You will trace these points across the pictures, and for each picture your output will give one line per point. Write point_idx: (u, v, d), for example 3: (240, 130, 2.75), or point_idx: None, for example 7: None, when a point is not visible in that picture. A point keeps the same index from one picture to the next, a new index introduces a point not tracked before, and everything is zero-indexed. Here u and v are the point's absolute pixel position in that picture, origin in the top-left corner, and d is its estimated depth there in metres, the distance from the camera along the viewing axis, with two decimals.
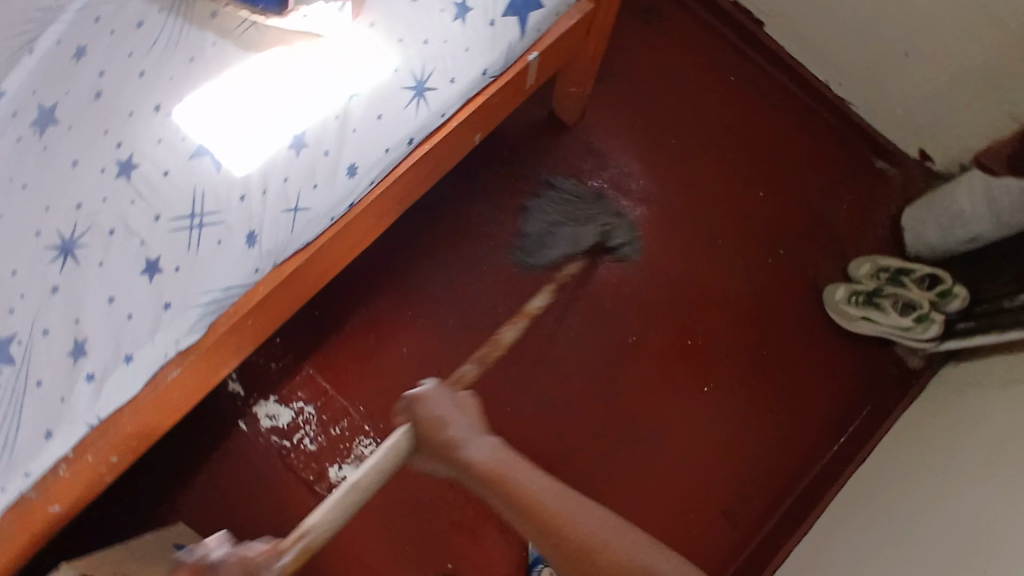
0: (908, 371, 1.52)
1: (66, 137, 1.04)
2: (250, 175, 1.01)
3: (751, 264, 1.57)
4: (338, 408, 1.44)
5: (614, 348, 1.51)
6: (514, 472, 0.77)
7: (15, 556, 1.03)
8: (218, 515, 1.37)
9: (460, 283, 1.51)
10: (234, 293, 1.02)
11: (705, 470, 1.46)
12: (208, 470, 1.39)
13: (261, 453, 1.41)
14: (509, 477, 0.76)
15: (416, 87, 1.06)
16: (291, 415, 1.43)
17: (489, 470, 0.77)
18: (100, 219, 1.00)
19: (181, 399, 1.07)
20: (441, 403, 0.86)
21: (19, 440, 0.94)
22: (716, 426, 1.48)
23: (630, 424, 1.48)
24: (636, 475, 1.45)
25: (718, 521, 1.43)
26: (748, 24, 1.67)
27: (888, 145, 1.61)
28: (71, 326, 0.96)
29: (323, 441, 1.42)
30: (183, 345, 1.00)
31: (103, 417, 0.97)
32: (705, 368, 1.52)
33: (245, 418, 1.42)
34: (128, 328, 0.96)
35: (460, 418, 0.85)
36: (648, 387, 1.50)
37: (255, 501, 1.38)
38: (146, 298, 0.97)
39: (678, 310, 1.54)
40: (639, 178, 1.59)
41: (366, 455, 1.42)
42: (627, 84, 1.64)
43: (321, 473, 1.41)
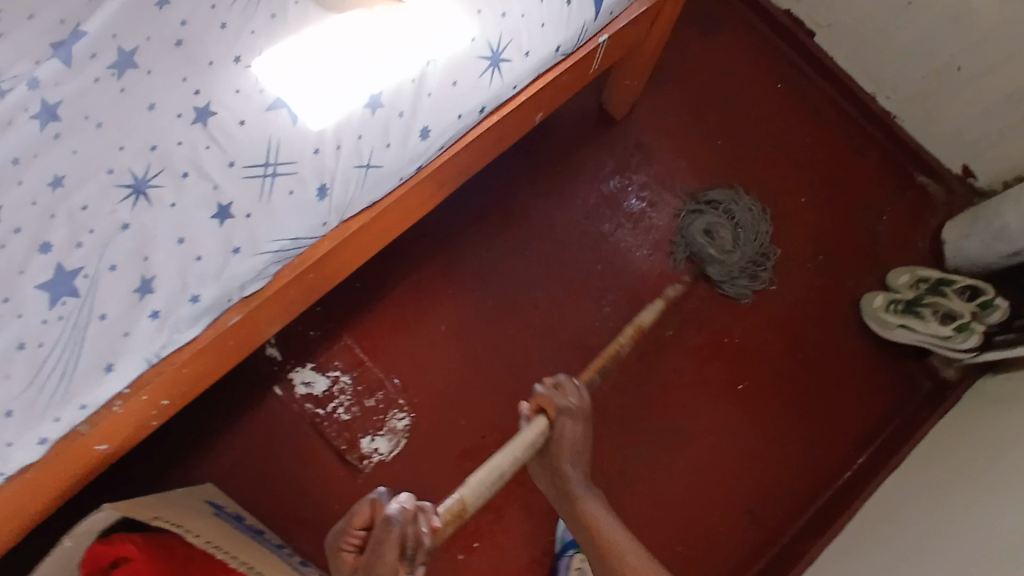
0: (941, 383, 1.53)
1: (144, 80, 1.05)
2: (325, 130, 1.02)
3: (791, 268, 1.58)
4: (374, 379, 1.44)
5: (652, 340, 1.51)
6: (611, 532, 0.91)
7: (60, 489, 1.04)
8: (247, 476, 1.37)
9: (503, 265, 1.53)
10: (300, 244, 1.03)
11: (735, 469, 1.45)
12: (240, 431, 1.39)
13: (294, 419, 1.41)
14: (610, 535, 0.90)
15: (492, 58, 1.08)
16: (327, 384, 1.42)
17: (596, 522, 0.92)
18: (174, 161, 1.00)
19: (234, 348, 1.08)
20: (577, 428, 0.99)
21: (76, 371, 0.94)
22: (750, 425, 1.48)
23: (664, 418, 1.46)
24: (665, 468, 1.43)
25: (745, 519, 1.42)
26: (802, 35, 1.70)
27: (931, 161, 1.64)
28: (138, 263, 0.96)
29: (357, 412, 1.42)
30: (248, 292, 1.02)
31: (162, 356, 0.98)
32: (740, 366, 1.51)
33: (281, 383, 1.42)
34: (196, 269, 0.97)
35: (581, 453, 0.99)
36: (683, 381, 1.49)
37: (284, 466, 1.38)
38: (215, 241, 0.98)
39: (718, 307, 1.54)
40: (684, 176, 1.61)
41: (399, 429, 1.42)
42: (679, 84, 1.67)
43: (353, 442, 1.40)
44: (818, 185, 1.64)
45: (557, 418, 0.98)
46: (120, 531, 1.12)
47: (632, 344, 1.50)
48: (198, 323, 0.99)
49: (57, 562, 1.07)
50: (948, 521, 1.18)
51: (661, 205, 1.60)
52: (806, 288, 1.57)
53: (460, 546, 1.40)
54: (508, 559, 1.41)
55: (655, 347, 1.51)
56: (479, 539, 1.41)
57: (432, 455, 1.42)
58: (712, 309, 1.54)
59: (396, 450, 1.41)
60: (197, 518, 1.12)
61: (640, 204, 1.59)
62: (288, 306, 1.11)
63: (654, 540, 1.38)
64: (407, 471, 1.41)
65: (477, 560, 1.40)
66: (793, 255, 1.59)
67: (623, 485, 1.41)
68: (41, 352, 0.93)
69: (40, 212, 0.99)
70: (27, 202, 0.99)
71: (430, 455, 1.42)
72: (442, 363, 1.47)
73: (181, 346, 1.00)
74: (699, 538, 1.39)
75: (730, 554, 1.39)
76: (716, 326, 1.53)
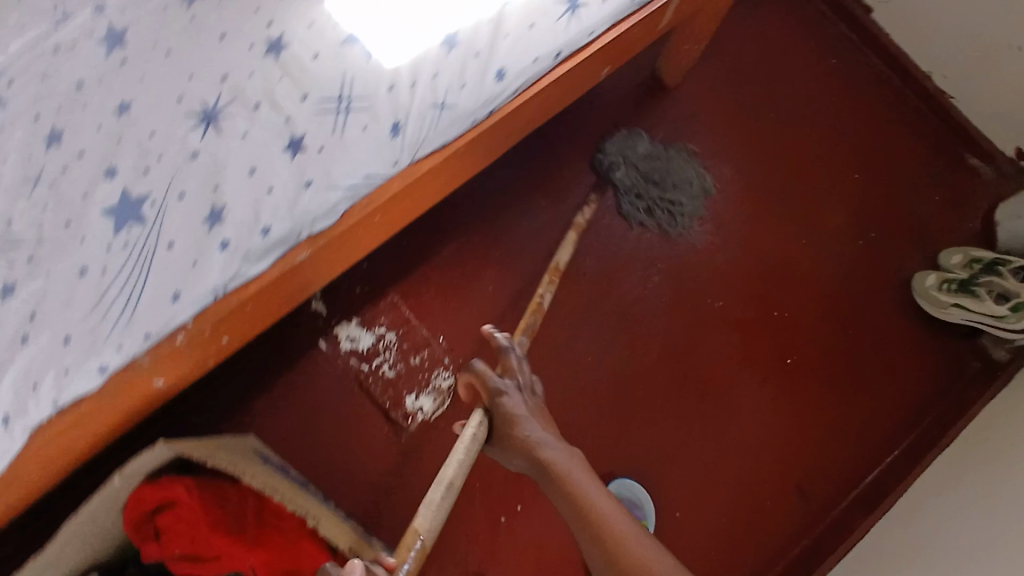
0: (991, 363, 1.51)
1: (214, 10, 1.02)
2: (400, 67, 1.00)
3: (840, 245, 1.56)
4: (420, 337, 1.43)
5: (700, 311, 1.50)
6: (578, 480, 0.93)
7: (111, 426, 1.01)
8: (292, 428, 1.37)
9: (551, 229, 1.51)
10: (372, 183, 1.01)
11: (780, 444, 1.46)
12: (285, 383, 1.39)
13: (339, 374, 1.40)
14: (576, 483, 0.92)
15: (568, 2, 1.06)
16: (372, 340, 1.42)
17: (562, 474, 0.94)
18: (245, 92, 0.98)
19: (298, 286, 1.07)
20: (515, 405, 1.03)
21: (142, 300, 0.91)
22: (794, 400, 1.48)
23: (710, 389, 1.47)
24: (710, 440, 1.44)
25: (785, 495, 1.43)
26: (858, 11, 1.68)
27: (985, 141, 1.62)
28: (209, 192, 0.94)
29: (402, 369, 1.42)
30: (317, 229, 0.99)
31: (228, 288, 0.96)
32: (787, 342, 1.51)
33: (325, 336, 1.41)
34: (268, 201, 0.95)
35: (534, 423, 1.02)
36: (729, 354, 1.49)
37: (328, 420, 1.38)
38: (288, 174, 0.96)
39: (765, 282, 1.53)
40: (735, 147, 1.59)
41: (443, 388, 1.42)
42: (731, 55, 1.65)
43: (397, 399, 1.40)
44: (869, 162, 1.62)
45: (494, 404, 1.01)
46: (167, 474, 1.09)
47: (675, 314, 1.49)
48: (268, 257, 0.98)
49: (103, 502, 1.03)
50: (1001, 490, 1.18)
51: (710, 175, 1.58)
52: (855, 266, 1.56)
53: (502, 509, 1.39)
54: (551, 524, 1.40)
55: (702, 318, 1.50)
56: (523, 503, 1.39)
57: (476, 416, 1.41)
58: (758, 282, 1.53)
59: (441, 409, 1.41)
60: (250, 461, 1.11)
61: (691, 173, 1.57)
62: (353, 248, 1.10)
63: (694, 510, 1.40)
64: (450, 431, 1.40)
65: (520, 525, 1.38)
66: (842, 231, 1.57)
67: (664, 454, 1.43)
68: (105, 279, 0.91)
69: (105, 136, 0.96)
70: (92, 126, 0.96)
71: (474, 416, 1.41)
72: (487, 324, 1.45)
73: (247, 281, 0.98)
74: (743, 510, 1.41)
75: (769, 528, 1.41)
76: (763, 300, 1.52)
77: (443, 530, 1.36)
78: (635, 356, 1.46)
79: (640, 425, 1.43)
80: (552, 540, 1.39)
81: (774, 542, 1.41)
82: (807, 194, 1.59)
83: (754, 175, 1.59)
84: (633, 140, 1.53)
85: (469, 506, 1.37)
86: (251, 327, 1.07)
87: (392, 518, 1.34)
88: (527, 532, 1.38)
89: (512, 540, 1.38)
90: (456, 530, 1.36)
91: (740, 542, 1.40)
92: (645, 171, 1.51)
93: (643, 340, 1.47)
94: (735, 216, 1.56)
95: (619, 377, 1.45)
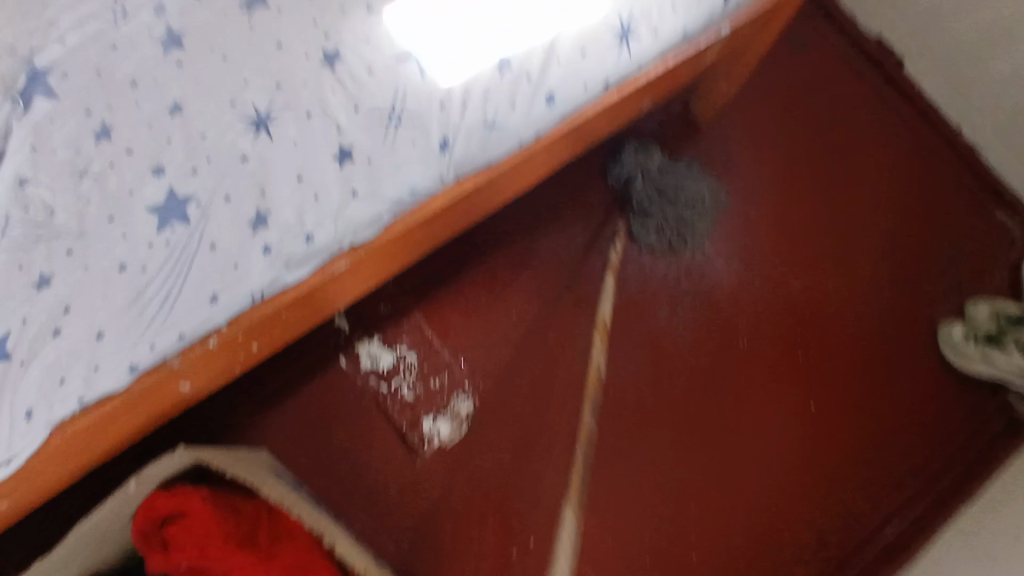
0: (1017, 419, 1.49)
1: (273, 19, 1.03)
2: (453, 87, 1.01)
3: (867, 290, 1.56)
4: (441, 360, 1.41)
5: (724, 349, 1.49)
6: None
7: (132, 429, 0.99)
8: (307, 442, 1.35)
9: (580, 258, 1.51)
10: (417, 198, 1.01)
11: (800, 488, 1.42)
12: (303, 396, 1.37)
13: (357, 393, 1.39)
14: None
15: (621, 33, 1.08)
16: (392, 360, 1.41)
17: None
18: (298, 100, 0.98)
19: (333, 296, 1.06)
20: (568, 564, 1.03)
21: (179, 299, 0.90)
22: (817, 447, 1.45)
23: (730, 428, 1.45)
24: (729, 480, 1.41)
25: (807, 545, 1.39)
26: (889, 64, 1.71)
27: (1014, 197, 1.63)
28: (255, 196, 0.94)
29: (421, 391, 1.40)
30: (359, 239, 0.99)
31: (267, 295, 0.94)
32: (811, 386, 1.49)
33: (346, 354, 1.40)
34: (314, 208, 0.95)
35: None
36: (751, 395, 1.47)
37: (344, 436, 1.36)
38: (335, 183, 0.96)
39: (790, 325, 1.52)
40: (765, 189, 1.61)
41: (462, 413, 1.39)
42: (763, 100, 1.68)
43: (415, 422, 1.37)
44: (897, 210, 1.63)
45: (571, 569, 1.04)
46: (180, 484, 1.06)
47: (699, 353, 1.48)
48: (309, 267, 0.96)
49: (113, 507, 1.00)
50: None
51: (739, 215, 1.58)
52: (881, 313, 1.55)
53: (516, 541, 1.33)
54: None
55: (726, 357, 1.48)
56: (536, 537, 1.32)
57: (494, 443, 1.38)
58: (783, 328, 1.52)
59: (458, 434, 1.38)
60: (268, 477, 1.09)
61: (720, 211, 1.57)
62: (390, 261, 1.10)
63: (713, 556, 1.36)
64: (466, 457, 1.37)
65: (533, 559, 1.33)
66: (869, 278, 1.57)
67: (683, 495, 1.39)
68: (143, 277, 0.90)
69: (154, 134, 0.96)
70: (143, 124, 0.97)
71: (492, 442, 1.38)
72: (510, 350, 1.44)
73: (285, 287, 0.96)
74: (761, 556, 1.37)
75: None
76: (788, 343, 1.51)
77: (454, 559, 1.31)
78: (657, 391, 1.45)
79: (660, 463, 1.41)
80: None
81: None
82: (834, 239, 1.59)
83: (783, 217, 1.59)
84: (648, 152, 1.52)
85: (482, 536, 1.32)
86: (280, 335, 1.04)
87: (402, 543, 1.31)
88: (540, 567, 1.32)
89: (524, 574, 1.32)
90: (467, 560, 1.31)
91: None
92: (659, 185, 1.48)
93: (666, 375, 1.46)
94: (762, 258, 1.56)
95: (640, 412, 1.43)
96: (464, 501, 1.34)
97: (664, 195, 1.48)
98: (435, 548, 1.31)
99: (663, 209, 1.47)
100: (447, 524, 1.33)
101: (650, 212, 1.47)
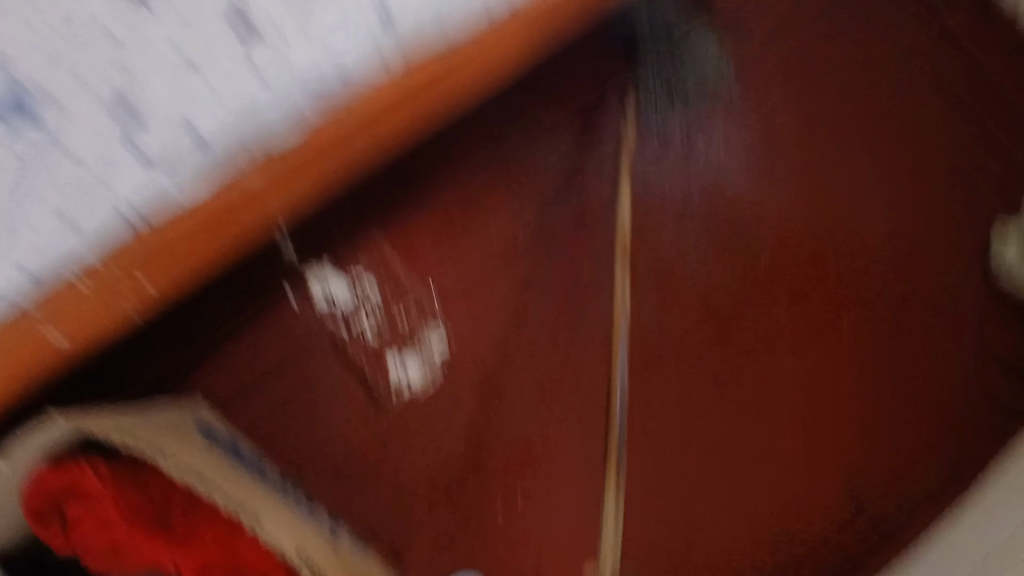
0: None
1: None
2: None
3: (907, 195, 1.32)
4: (405, 282, 1.22)
5: (738, 268, 1.29)
6: None
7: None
8: (253, 390, 1.16)
9: (567, 166, 1.28)
10: (349, 85, 0.81)
11: (824, 427, 1.23)
12: (245, 338, 1.16)
13: (309, 329, 1.18)
14: None
15: None
16: (348, 288, 1.20)
17: None
18: None
19: (245, 216, 0.86)
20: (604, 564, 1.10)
21: (23, 223, 0.70)
22: (852, 375, 1.25)
23: (745, 358, 1.25)
24: (740, 418, 1.23)
25: (836, 487, 1.21)
26: None
27: None
28: (116, 79, 0.66)
29: (385, 326, 1.20)
30: (273, 141, 0.81)
31: (152, 219, 0.78)
32: (843, 305, 1.28)
33: (293, 283, 1.18)
34: (206, 98, 0.72)
35: None
36: (771, 317, 1.27)
37: (296, 380, 1.17)
38: (233, 64, 0.71)
39: (818, 235, 1.30)
40: (784, 80, 1.36)
41: (431, 341, 1.22)
42: None
43: (378, 361, 1.19)
44: (949, 94, 1.35)
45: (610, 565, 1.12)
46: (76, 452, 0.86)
47: (711, 275, 1.28)
48: (212, 177, 0.79)
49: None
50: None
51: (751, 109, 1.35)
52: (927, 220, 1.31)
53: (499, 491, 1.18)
54: (555, 510, 1.18)
55: (741, 277, 1.28)
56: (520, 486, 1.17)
57: (473, 384, 1.20)
58: (809, 241, 1.30)
59: (430, 374, 1.20)
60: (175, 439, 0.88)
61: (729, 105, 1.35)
62: (321, 163, 0.88)
63: (725, 504, 1.20)
64: (440, 401, 1.19)
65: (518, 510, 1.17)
66: (910, 179, 1.33)
67: (689, 434, 1.22)
68: None
69: None
70: None
71: (470, 383, 1.20)
72: (490, 278, 1.24)
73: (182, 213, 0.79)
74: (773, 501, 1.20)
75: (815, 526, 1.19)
76: (815, 255, 1.30)
77: (429, 515, 1.16)
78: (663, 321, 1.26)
79: (663, 400, 1.23)
80: (556, 530, 1.17)
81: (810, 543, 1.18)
82: (868, 136, 1.35)
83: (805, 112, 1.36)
84: None
85: (459, 489, 1.17)
86: (191, 269, 0.86)
87: (368, 500, 1.15)
88: (525, 519, 1.17)
89: (508, 530, 1.16)
90: (444, 515, 1.16)
91: (780, 542, 1.18)
92: (671, 30, 1.24)
93: (673, 299, 1.27)
94: (779, 159, 1.34)
95: (641, 344, 1.25)
96: (439, 451, 1.18)
97: (671, 46, 1.24)
98: (405, 503, 1.16)
99: (665, 63, 1.25)
100: (420, 477, 1.17)
101: (648, 62, 1.25)
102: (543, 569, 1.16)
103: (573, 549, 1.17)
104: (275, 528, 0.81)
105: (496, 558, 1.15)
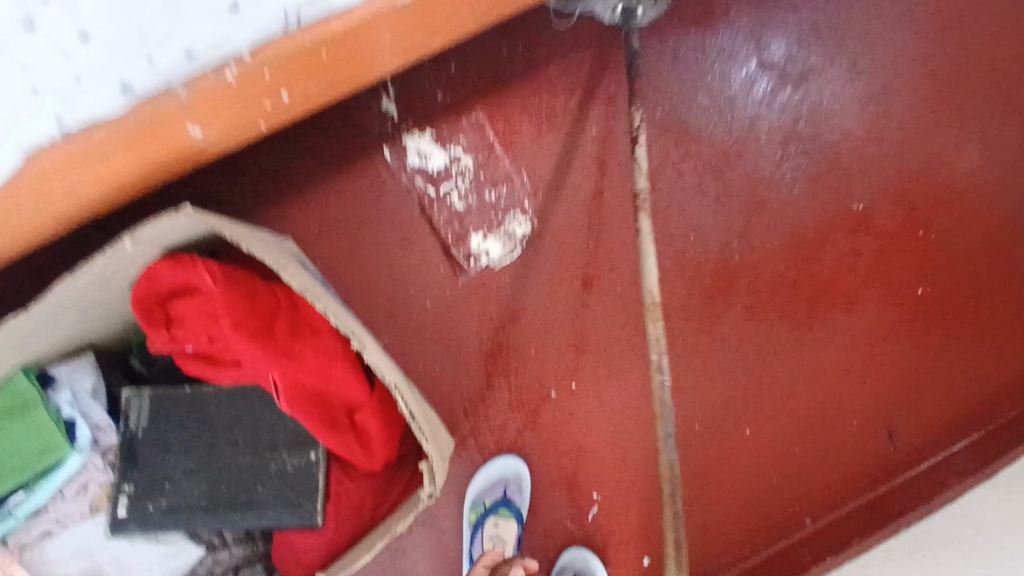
0: None
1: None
2: None
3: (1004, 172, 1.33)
4: (502, 171, 1.22)
5: (828, 213, 1.27)
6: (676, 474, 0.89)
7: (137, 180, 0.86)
8: (333, 242, 1.18)
9: (676, 82, 1.29)
10: None
11: (867, 385, 1.23)
12: (337, 189, 1.20)
13: (399, 193, 1.20)
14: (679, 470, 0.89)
15: None
16: (444, 161, 1.22)
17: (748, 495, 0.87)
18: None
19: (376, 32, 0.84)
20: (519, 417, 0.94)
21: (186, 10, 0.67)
22: (912, 339, 1.25)
23: (816, 300, 1.25)
24: (800, 360, 1.23)
25: (873, 444, 1.21)
26: None
27: None
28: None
29: (472, 202, 1.21)
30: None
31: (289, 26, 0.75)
32: (920, 271, 1.28)
33: (392, 146, 1.21)
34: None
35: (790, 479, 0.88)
36: (853, 268, 1.26)
37: (375, 240, 1.19)
38: None
39: (911, 198, 1.30)
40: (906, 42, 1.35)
41: (515, 235, 1.22)
42: None
43: (462, 236, 1.20)
44: None
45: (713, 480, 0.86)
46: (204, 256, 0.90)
47: (802, 212, 1.27)
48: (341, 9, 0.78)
49: (107, 274, 0.84)
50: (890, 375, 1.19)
51: (872, 61, 1.34)
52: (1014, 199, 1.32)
53: (554, 382, 1.19)
54: (605, 411, 1.20)
55: (830, 223, 1.27)
56: (578, 383, 1.20)
57: (549, 274, 1.21)
58: (893, 198, 1.29)
59: (508, 258, 1.21)
60: (85, 264, 0.78)
61: (845, 54, 1.34)
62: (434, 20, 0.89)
63: (763, 434, 1.20)
64: (512, 285, 1.20)
65: (570, 402, 1.19)
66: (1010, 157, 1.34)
67: (749, 366, 1.22)
68: None
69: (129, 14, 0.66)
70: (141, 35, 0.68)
71: (546, 274, 1.21)
72: (581, 173, 1.24)
73: (329, 16, 0.77)
74: (804, 446, 1.20)
75: (843, 479, 1.19)
76: (909, 215, 1.29)
77: (484, 393, 1.18)
78: (744, 247, 1.25)
79: None
80: (604, 431, 1.19)
81: (820, 490, 1.19)
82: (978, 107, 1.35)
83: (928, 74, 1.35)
84: None
85: (516, 373, 1.19)
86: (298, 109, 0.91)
87: (427, 366, 1.17)
88: (574, 413, 1.19)
89: (557, 419, 1.19)
90: (500, 396, 1.18)
91: (809, 488, 1.19)
92: None
93: (760, 228, 1.25)
94: (894, 111, 1.33)
95: (716, 269, 1.24)
96: (502, 330, 1.19)
97: None
98: (462, 376, 1.18)
99: None
100: (481, 353, 1.19)
101: None
102: (585, 464, 1.19)
103: (614, 450, 1.19)
104: (380, 359, 0.81)
105: (542, 444, 1.19)
